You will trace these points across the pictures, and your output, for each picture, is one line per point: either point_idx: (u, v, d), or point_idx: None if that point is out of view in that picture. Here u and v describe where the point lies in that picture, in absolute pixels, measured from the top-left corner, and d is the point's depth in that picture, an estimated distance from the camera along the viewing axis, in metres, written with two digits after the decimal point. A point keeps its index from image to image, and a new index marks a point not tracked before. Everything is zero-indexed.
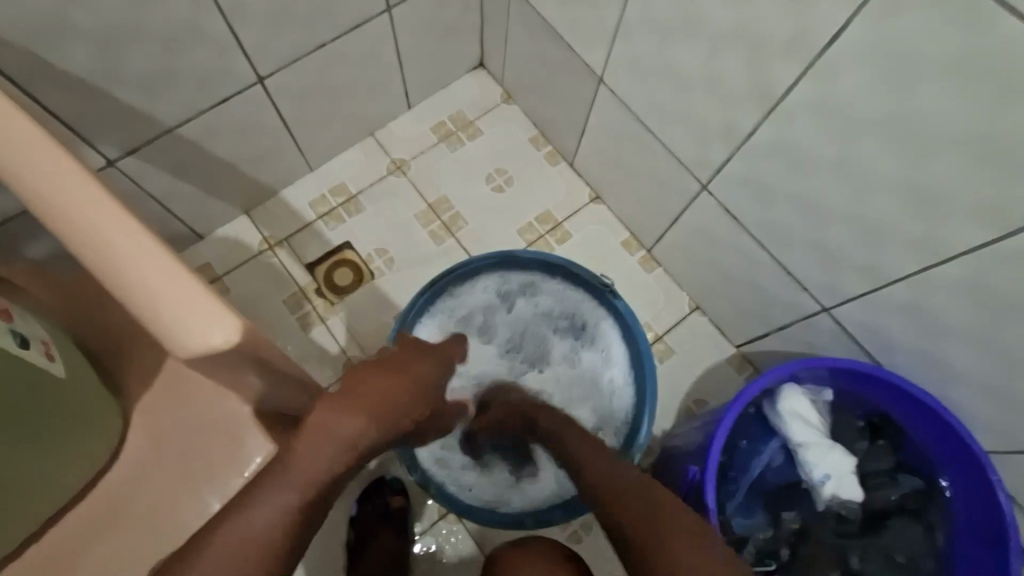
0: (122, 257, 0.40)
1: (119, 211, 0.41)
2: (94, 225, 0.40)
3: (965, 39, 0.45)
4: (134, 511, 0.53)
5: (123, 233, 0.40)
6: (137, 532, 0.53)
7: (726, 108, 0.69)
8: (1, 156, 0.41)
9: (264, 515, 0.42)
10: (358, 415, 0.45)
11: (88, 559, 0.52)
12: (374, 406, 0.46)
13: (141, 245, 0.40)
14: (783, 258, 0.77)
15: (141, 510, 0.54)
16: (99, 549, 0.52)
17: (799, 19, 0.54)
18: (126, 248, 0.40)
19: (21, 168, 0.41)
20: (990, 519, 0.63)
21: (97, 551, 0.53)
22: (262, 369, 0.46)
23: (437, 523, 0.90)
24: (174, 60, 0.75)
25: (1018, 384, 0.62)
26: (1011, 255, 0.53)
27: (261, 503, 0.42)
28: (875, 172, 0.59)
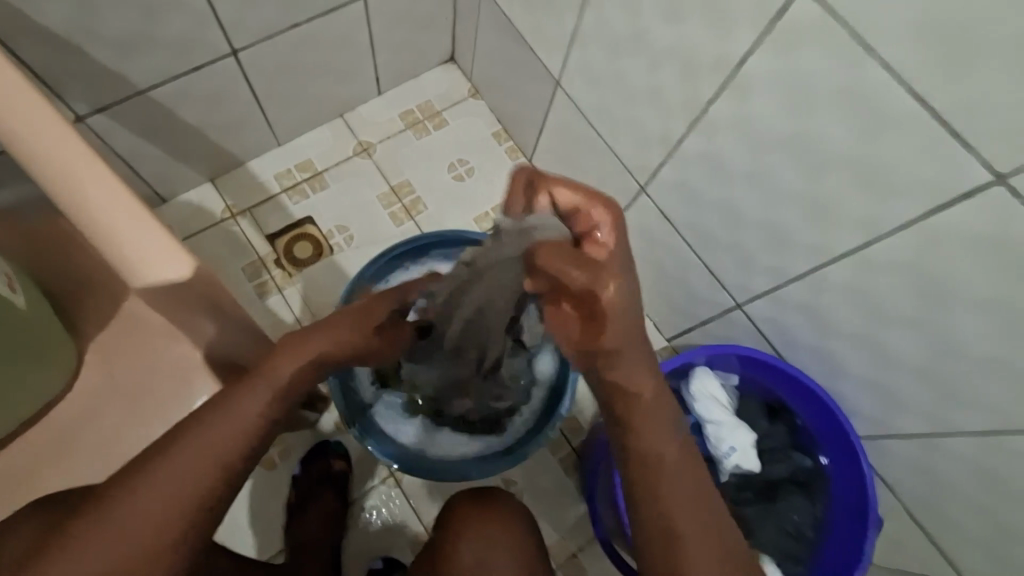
0: (94, 198, 0.44)
1: (92, 156, 0.45)
2: (68, 166, 0.45)
3: (845, 74, 0.53)
4: (83, 442, 0.57)
5: (94, 175, 0.45)
6: (86, 459, 0.57)
7: (662, 118, 0.77)
8: None
9: (239, 412, 0.50)
10: (317, 336, 0.56)
11: (38, 481, 0.56)
12: (331, 331, 0.57)
13: (112, 187, 0.45)
14: (706, 258, 0.86)
15: (90, 442, 0.57)
16: (50, 472, 0.56)
17: (720, 44, 0.63)
18: (102, 189, 0.45)
19: None
20: (858, 493, 0.72)
21: (47, 474, 0.56)
22: (214, 313, 0.51)
23: (377, 488, 0.95)
24: (150, 24, 0.78)
25: (892, 381, 0.70)
26: (879, 264, 0.62)
27: (239, 404, 0.50)
28: (778, 185, 0.67)
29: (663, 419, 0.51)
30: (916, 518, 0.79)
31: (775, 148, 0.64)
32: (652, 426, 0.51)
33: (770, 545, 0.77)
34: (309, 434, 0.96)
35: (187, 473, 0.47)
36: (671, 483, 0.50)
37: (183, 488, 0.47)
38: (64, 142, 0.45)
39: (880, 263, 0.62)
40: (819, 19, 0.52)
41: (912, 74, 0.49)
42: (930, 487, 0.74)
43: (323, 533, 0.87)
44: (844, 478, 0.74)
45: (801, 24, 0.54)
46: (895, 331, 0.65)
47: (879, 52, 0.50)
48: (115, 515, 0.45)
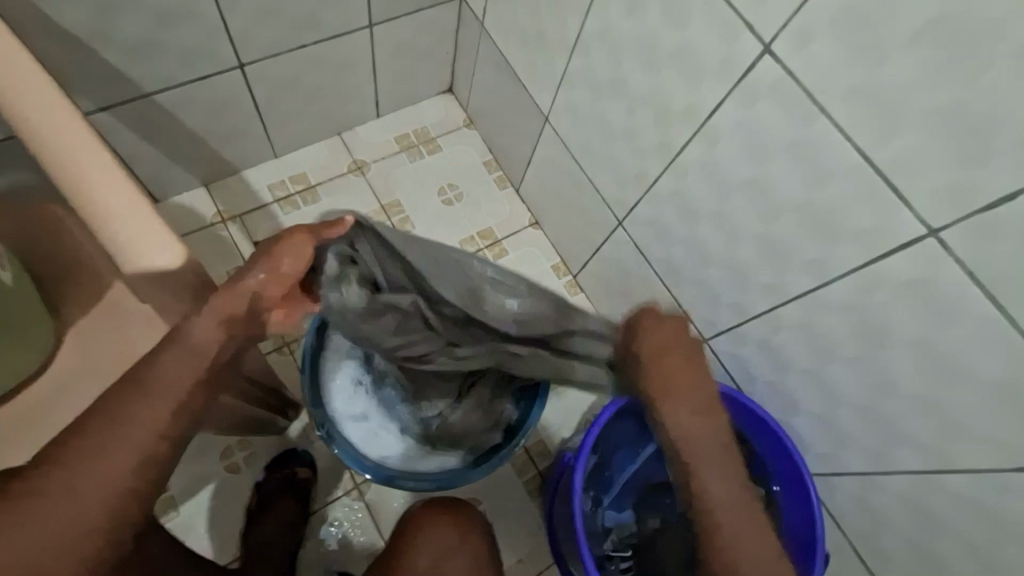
0: (93, 181, 0.47)
1: (104, 151, 0.48)
2: (72, 150, 0.48)
3: (800, 128, 0.59)
4: (55, 424, 0.58)
5: (94, 160, 0.48)
6: (54, 440, 0.58)
7: (640, 159, 0.82)
8: (4, 85, 0.49)
9: (153, 394, 0.49)
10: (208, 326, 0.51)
11: (4, 457, 0.57)
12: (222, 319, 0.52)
13: (112, 173, 0.48)
14: (676, 293, 0.90)
15: (61, 423, 0.58)
16: (14, 443, 0.58)
17: (693, 93, 0.68)
18: (100, 173, 0.47)
19: (19, 96, 0.48)
20: (805, 532, 0.75)
21: (11, 447, 0.58)
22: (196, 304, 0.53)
23: (340, 499, 0.95)
24: (163, 33, 0.83)
25: (842, 419, 0.73)
26: (826, 304, 0.67)
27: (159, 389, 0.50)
28: (740, 228, 0.72)
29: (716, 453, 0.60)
30: (861, 554, 0.82)
31: (739, 193, 0.69)
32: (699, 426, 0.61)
33: None
34: (275, 440, 0.96)
35: (108, 457, 0.47)
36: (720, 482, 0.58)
37: (103, 474, 0.47)
38: (79, 135, 0.48)
39: (828, 303, 0.66)
40: (778, 78, 0.58)
41: (855, 131, 0.54)
42: (873, 524, 0.78)
43: (279, 544, 0.87)
44: (795, 507, 0.77)
45: (762, 81, 0.60)
46: (841, 371, 0.70)
47: (827, 110, 0.56)
48: (34, 509, 0.44)
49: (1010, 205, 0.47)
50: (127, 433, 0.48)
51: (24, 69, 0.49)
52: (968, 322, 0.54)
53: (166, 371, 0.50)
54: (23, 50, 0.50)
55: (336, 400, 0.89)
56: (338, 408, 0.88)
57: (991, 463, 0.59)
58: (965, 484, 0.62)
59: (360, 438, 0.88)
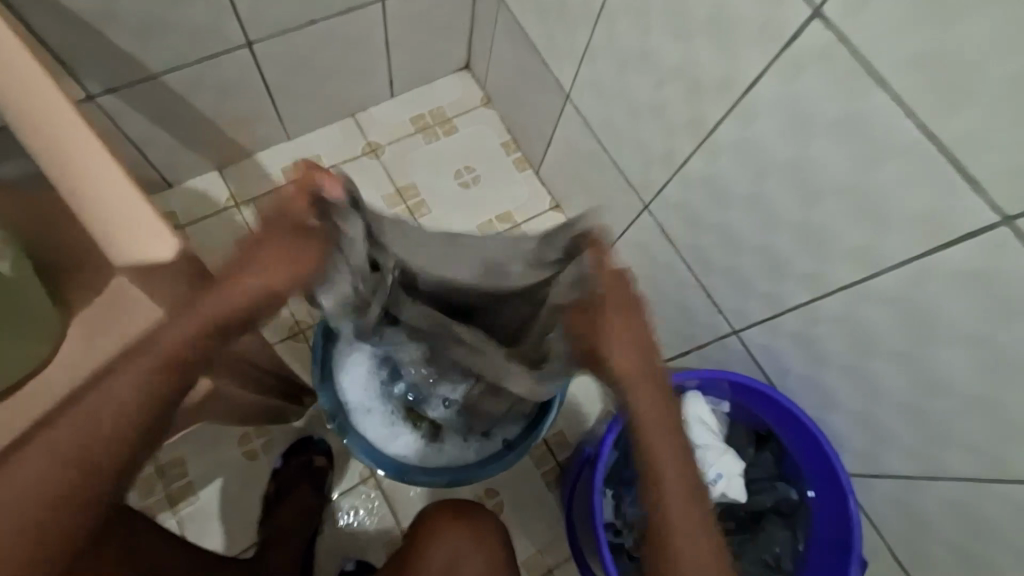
0: (95, 174, 0.46)
1: (94, 139, 0.46)
2: (70, 138, 0.46)
3: (852, 102, 0.53)
4: None
5: (92, 150, 0.46)
6: None
7: (669, 138, 0.77)
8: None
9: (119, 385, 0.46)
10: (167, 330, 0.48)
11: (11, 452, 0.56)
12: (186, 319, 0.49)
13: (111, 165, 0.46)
14: (705, 282, 0.85)
15: None
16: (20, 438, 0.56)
17: (730, 64, 0.62)
18: (101, 165, 0.46)
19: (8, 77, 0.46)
20: (839, 536, 0.71)
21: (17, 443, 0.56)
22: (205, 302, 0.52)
23: (356, 488, 0.94)
24: (168, 12, 0.79)
25: (884, 419, 0.68)
26: (871, 296, 0.61)
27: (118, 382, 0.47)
28: (779, 212, 0.66)
29: (669, 441, 0.53)
30: (899, 557, 0.77)
31: (778, 174, 0.64)
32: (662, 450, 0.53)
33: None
34: (292, 429, 0.95)
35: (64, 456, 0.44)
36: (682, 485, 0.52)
37: (49, 492, 0.44)
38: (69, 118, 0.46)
39: (873, 295, 0.61)
40: (827, 46, 0.52)
41: (918, 105, 0.48)
42: (915, 529, 0.73)
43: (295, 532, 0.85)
44: (827, 509, 0.73)
45: (807, 49, 0.54)
46: (887, 371, 0.64)
47: (884, 83, 0.50)
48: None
49: None
50: (71, 441, 0.45)
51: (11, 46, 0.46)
52: None
53: (112, 386, 0.46)
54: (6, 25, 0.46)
55: (350, 392, 0.85)
56: (350, 397, 0.85)
57: None
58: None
59: (373, 429, 0.86)
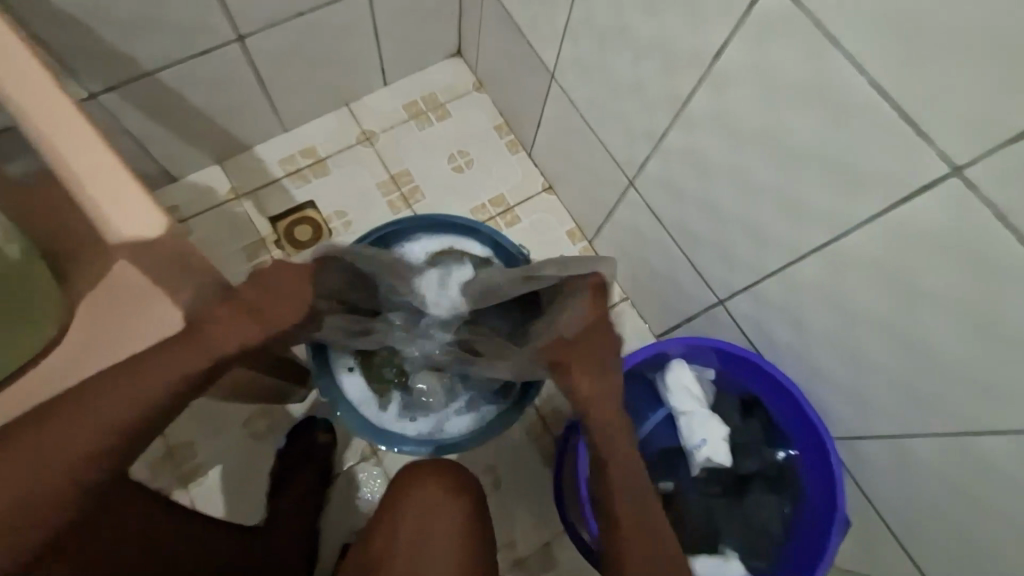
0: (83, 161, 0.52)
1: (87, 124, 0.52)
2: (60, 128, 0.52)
3: (813, 66, 0.53)
4: None
5: (79, 135, 0.52)
6: None
7: (647, 112, 0.77)
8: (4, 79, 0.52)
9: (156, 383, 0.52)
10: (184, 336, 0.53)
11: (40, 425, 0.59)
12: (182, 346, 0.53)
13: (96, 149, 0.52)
14: (691, 254, 0.86)
15: None
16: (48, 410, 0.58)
17: (698, 34, 0.63)
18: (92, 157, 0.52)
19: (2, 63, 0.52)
20: (826, 498, 0.71)
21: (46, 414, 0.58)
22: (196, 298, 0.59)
23: (357, 466, 0.97)
24: (160, 10, 0.82)
25: (866, 382, 0.69)
26: (845, 259, 0.62)
27: (155, 377, 0.52)
28: (753, 180, 0.67)
29: (627, 465, 0.60)
30: (887, 521, 0.78)
31: (751, 140, 0.64)
32: (623, 470, 0.60)
33: (737, 543, 0.75)
34: (295, 410, 0.98)
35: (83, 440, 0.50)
36: (650, 520, 0.59)
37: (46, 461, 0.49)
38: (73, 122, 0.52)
39: (848, 257, 0.62)
40: (786, 10, 0.53)
41: (873, 65, 0.49)
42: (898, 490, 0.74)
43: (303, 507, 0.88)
44: (812, 467, 0.73)
45: (768, 15, 0.54)
46: (869, 332, 0.64)
47: (840, 44, 0.50)
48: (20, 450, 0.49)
49: None
50: (97, 421, 0.50)
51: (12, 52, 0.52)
52: (1002, 273, 0.49)
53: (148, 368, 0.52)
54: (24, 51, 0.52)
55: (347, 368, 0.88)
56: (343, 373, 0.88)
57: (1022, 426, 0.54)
58: (995, 451, 0.58)
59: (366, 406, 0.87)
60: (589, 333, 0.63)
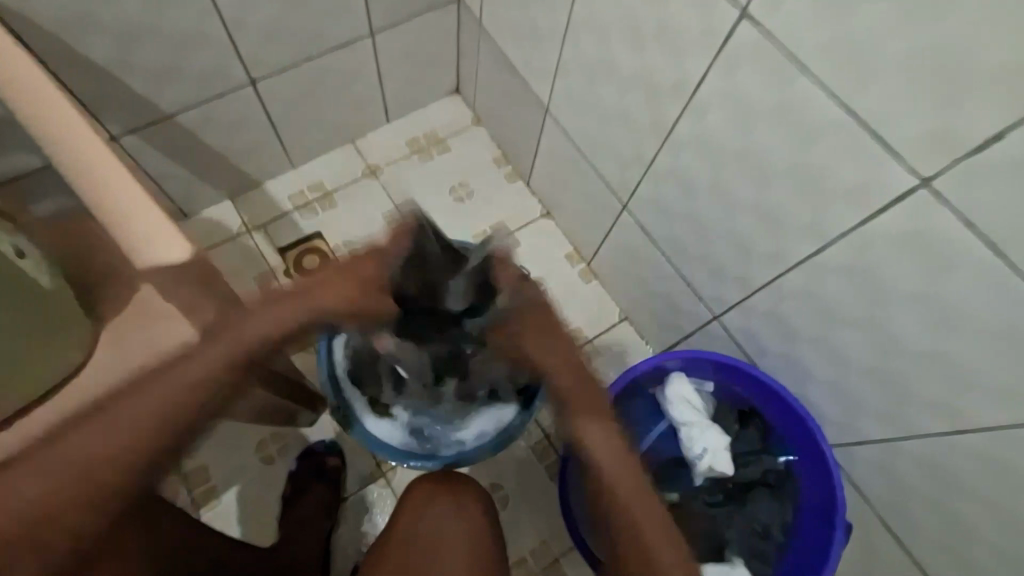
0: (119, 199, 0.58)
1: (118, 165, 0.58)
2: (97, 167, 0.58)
3: (780, 92, 0.58)
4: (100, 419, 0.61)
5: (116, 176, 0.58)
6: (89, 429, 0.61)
7: (636, 139, 0.83)
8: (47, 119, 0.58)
9: (202, 361, 0.54)
10: (178, 325, 0.62)
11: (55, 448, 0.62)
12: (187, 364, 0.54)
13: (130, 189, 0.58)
14: (685, 270, 0.90)
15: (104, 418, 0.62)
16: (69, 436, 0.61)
17: (679, 66, 0.68)
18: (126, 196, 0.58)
19: (40, 109, 0.58)
20: (824, 502, 0.73)
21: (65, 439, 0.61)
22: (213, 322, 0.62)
23: (367, 488, 0.99)
24: (180, 58, 0.89)
25: (856, 385, 0.72)
26: (826, 266, 0.66)
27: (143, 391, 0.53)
28: (737, 197, 0.71)
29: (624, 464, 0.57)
30: (887, 522, 0.79)
31: (731, 160, 0.69)
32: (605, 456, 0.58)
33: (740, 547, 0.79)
34: (305, 433, 1.00)
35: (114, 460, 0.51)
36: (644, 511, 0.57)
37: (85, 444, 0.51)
38: (160, 227, 0.58)
39: (828, 266, 0.66)
40: (756, 44, 0.58)
41: (836, 88, 0.54)
42: (897, 492, 0.75)
43: (314, 528, 0.90)
44: (809, 475, 0.76)
45: (741, 48, 0.60)
46: (853, 336, 0.68)
47: (806, 71, 0.55)
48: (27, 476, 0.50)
49: (997, 144, 0.46)
50: (88, 465, 0.51)
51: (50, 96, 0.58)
52: (965, 273, 0.53)
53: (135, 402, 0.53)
54: (111, 154, 0.59)
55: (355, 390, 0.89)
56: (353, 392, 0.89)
57: (1004, 417, 0.57)
58: (983, 442, 0.60)
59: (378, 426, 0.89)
60: (529, 311, 0.58)
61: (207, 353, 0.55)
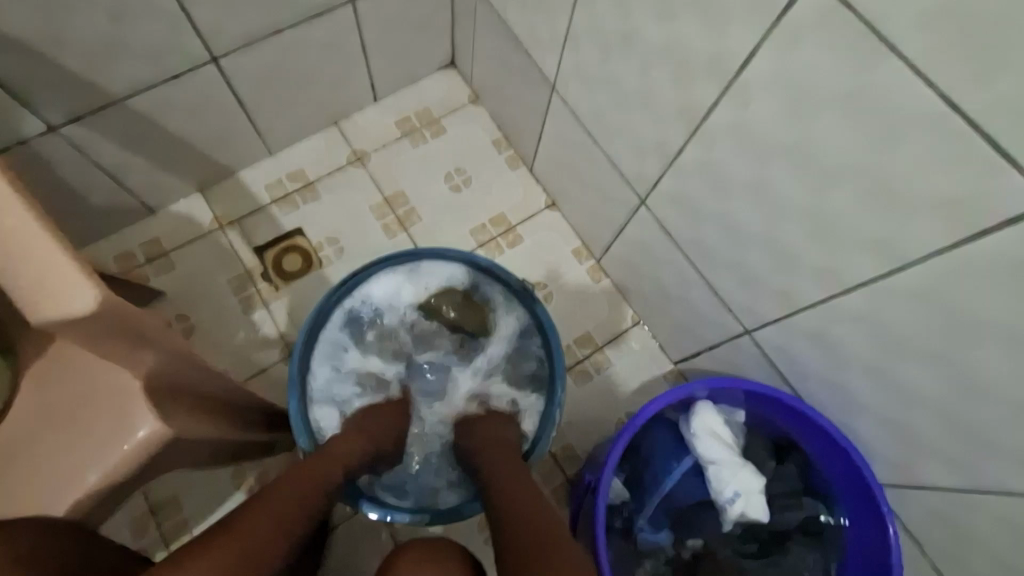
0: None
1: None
2: None
3: (856, 76, 0.46)
4: (31, 471, 0.54)
5: None
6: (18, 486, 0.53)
7: (660, 127, 0.70)
8: None
9: (284, 495, 0.61)
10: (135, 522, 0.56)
11: None
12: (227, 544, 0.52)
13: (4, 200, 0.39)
14: (712, 278, 0.78)
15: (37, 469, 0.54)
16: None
17: (720, 40, 0.55)
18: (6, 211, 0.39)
19: None
20: (876, 557, 0.63)
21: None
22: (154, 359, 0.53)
23: (355, 515, 0.90)
24: (124, 32, 0.76)
25: (920, 424, 0.60)
26: (896, 290, 0.54)
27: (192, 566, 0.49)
28: (785, 201, 0.59)
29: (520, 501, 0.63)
30: (942, 571, 0.69)
31: (780, 158, 0.56)
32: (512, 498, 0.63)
33: None
34: (287, 456, 0.91)
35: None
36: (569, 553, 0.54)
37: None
38: (61, 269, 0.40)
39: (898, 290, 0.54)
40: (826, 12, 0.45)
41: (937, 73, 0.41)
42: (957, 542, 0.65)
43: None
44: (860, 523, 0.65)
45: (804, 17, 0.46)
46: (921, 371, 0.57)
47: (895, 50, 0.42)
48: None
49: None
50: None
51: None
52: None
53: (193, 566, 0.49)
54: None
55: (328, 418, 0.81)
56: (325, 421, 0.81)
57: None
58: None
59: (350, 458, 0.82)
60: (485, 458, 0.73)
61: (288, 485, 0.62)
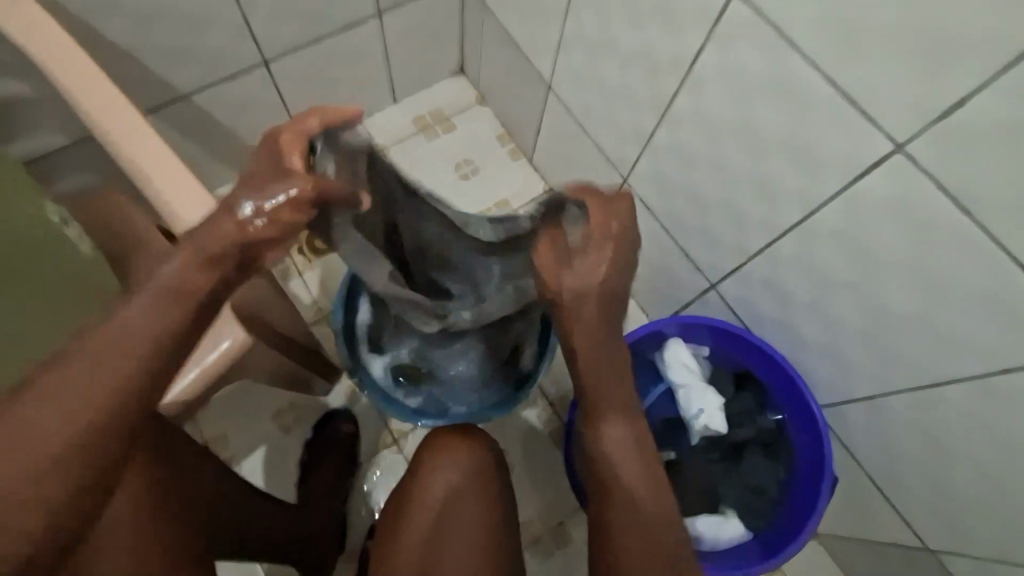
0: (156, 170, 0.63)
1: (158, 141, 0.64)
2: (141, 145, 0.63)
3: (773, 65, 0.61)
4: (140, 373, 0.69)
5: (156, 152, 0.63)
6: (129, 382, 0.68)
7: (636, 114, 0.85)
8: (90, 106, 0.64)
9: (124, 331, 0.46)
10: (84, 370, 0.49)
11: None
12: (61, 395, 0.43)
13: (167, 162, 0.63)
14: (682, 242, 0.93)
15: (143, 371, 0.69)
16: None
17: (676, 42, 0.71)
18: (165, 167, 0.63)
19: (90, 98, 0.64)
20: (815, 459, 0.77)
21: None
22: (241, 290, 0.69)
23: (380, 453, 1.04)
24: (194, 39, 0.92)
25: (846, 347, 0.75)
26: (817, 234, 0.69)
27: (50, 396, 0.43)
28: (732, 169, 0.75)
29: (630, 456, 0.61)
30: (876, 480, 0.83)
31: (726, 133, 0.72)
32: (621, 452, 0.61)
33: (736, 505, 0.82)
34: (322, 402, 1.05)
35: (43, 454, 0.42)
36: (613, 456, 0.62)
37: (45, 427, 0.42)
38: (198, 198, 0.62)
39: (817, 233, 0.69)
40: (748, 18, 0.61)
41: (824, 61, 0.57)
42: (881, 451, 0.79)
43: (331, 490, 0.95)
44: (803, 433, 0.79)
45: (733, 22, 0.63)
46: (841, 299, 0.71)
47: (796, 45, 0.58)
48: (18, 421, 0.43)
49: (965, 109, 0.49)
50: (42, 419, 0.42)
51: (99, 88, 0.64)
52: (945, 235, 0.56)
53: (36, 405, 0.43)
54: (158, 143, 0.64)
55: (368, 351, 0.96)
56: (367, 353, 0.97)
57: (981, 370, 0.61)
58: (961, 397, 0.64)
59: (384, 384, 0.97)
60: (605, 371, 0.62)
61: (134, 316, 0.46)
